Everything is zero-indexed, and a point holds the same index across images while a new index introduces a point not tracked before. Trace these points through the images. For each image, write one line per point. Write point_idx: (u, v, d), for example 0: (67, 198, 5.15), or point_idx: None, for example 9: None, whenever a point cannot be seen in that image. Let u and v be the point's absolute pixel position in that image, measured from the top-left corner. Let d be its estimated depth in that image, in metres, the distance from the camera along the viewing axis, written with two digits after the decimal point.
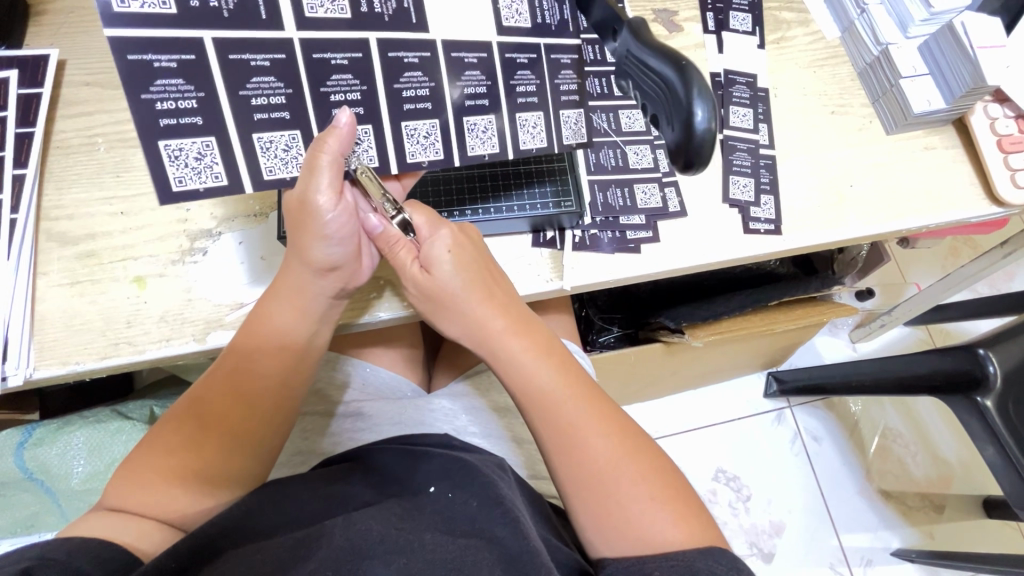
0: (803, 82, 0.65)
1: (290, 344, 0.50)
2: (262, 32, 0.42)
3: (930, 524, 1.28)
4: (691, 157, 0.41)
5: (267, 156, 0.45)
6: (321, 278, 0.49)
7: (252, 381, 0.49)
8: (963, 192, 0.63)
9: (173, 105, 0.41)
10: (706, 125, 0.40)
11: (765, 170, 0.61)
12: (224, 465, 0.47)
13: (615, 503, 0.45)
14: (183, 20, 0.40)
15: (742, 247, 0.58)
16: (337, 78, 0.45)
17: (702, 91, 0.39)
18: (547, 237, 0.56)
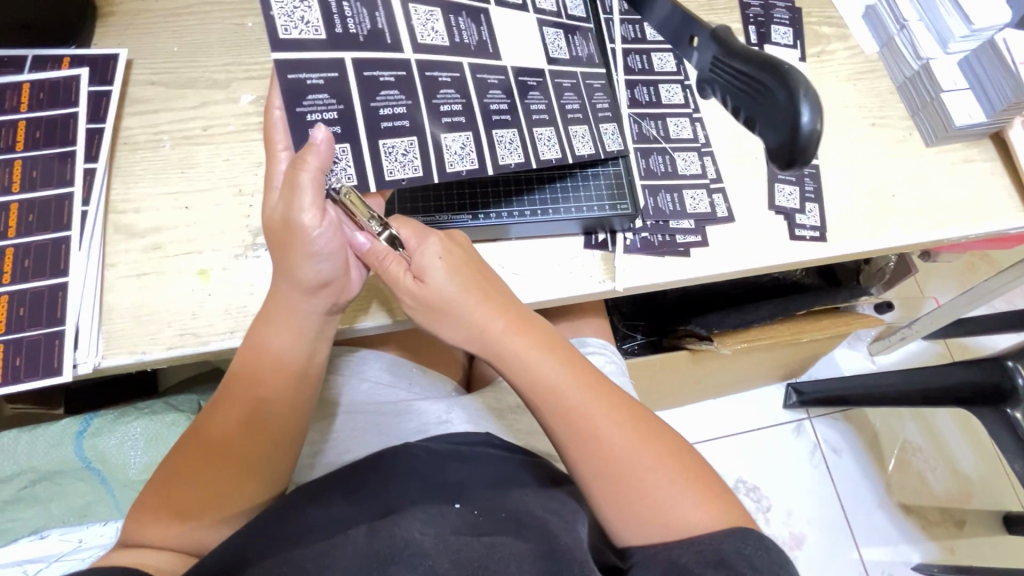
0: (843, 95, 0.67)
1: (289, 367, 0.49)
2: (389, 50, 0.47)
3: (950, 539, 1.28)
4: (795, 155, 0.38)
5: (389, 159, 0.46)
6: (314, 300, 0.48)
7: (250, 399, 0.49)
8: (1002, 203, 0.64)
9: (320, 117, 0.43)
10: (813, 124, 0.37)
11: (810, 178, 0.62)
12: (229, 484, 0.49)
13: (639, 492, 0.47)
14: (332, 43, 0.44)
15: (788, 254, 0.59)
16: (444, 93, 0.49)
17: (809, 91, 0.37)
18: (598, 239, 0.57)
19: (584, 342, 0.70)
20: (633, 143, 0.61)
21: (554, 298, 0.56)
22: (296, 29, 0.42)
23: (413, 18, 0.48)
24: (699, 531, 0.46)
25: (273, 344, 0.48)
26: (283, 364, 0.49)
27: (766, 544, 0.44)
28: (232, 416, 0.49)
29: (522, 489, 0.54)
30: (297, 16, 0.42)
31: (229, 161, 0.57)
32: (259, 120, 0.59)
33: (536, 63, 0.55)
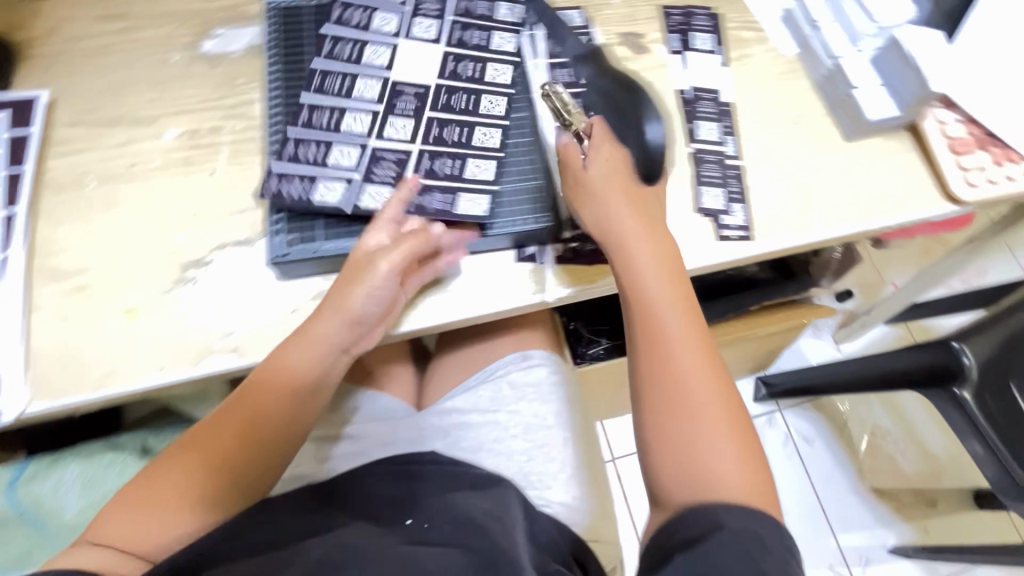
0: (764, 97, 0.69)
1: (301, 391, 0.52)
2: (379, 159, 0.56)
3: (925, 519, 1.29)
4: (647, 159, 0.56)
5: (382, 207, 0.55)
6: (340, 331, 0.52)
7: (258, 415, 0.50)
8: (922, 191, 0.66)
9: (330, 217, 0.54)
10: (660, 139, 0.57)
11: (734, 179, 0.64)
12: (218, 491, 0.48)
13: (693, 433, 0.46)
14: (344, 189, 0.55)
15: (716, 255, 0.61)
16: (388, 128, 0.57)
17: (655, 116, 0.58)
18: (528, 253, 0.59)
19: (527, 354, 0.71)
20: (559, 156, 0.62)
21: (487, 313, 0.57)
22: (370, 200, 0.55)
23: (359, 119, 0.57)
24: (735, 498, 0.44)
25: (287, 363, 0.51)
26: (297, 382, 0.51)
27: (783, 541, 0.42)
28: (243, 428, 0.50)
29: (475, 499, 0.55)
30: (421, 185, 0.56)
31: (155, 198, 0.57)
32: (186, 155, 0.59)
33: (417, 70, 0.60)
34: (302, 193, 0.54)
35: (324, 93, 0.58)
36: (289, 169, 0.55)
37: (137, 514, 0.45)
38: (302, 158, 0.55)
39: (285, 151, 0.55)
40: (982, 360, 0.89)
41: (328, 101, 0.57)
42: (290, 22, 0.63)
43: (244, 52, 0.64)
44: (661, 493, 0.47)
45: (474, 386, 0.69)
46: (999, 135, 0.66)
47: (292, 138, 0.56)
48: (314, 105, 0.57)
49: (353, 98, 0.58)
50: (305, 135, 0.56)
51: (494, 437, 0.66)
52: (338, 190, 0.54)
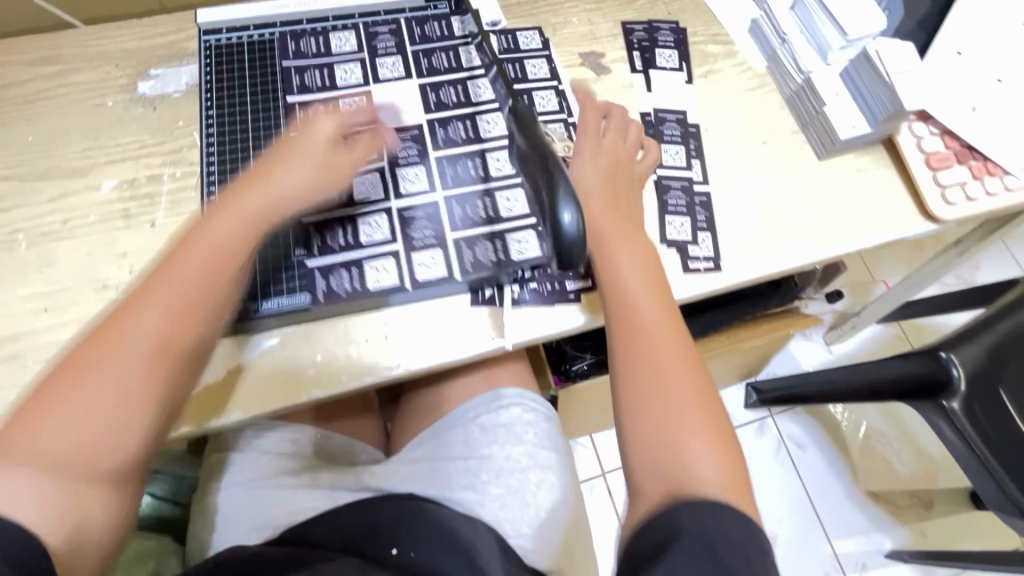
0: (732, 115, 0.66)
1: (225, 269, 0.44)
2: (415, 219, 0.56)
3: (921, 521, 1.28)
4: (561, 249, 0.43)
5: (427, 265, 0.54)
6: (291, 181, 0.48)
7: (170, 297, 0.42)
8: (899, 210, 0.63)
9: (373, 279, 0.54)
10: (578, 226, 0.42)
11: (701, 207, 0.61)
12: (150, 406, 0.40)
13: (675, 420, 0.46)
14: (396, 263, 0.54)
15: (683, 290, 0.58)
16: (405, 172, 0.57)
17: (569, 194, 0.42)
18: (486, 295, 0.56)
19: (498, 394, 0.69)
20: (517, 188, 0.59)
21: (443, 361, 0.54)
22: (427, 271, 0.54)
23: (371, 180, 0.56)
24: (715, 485, 0.42)
25: (207, 246, 0.44)
26: (219, 266, 0.44)
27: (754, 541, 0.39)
28: (156, 321, 0.41)
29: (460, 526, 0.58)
30: (471, 258, 0.55)
31: (90, 256, 0.54)
32: (124, 207, 0.56)
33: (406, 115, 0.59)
34: (351, 280, 0.53)
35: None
36: (323, 264, 0.53)
37: (47, 460, 0.36)
38: (331, 247, 0.54)
39: (309, 246, 0.54)
40: (970, 369, 0.87)
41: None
42: (229, 62, 0.60)
43: (184, 92, 0.61)
44: (638, 486, 0.45)
45: (445, 432, 0.68)
46: (978, 148, 0.63)
47: (308, 229, 0.54)
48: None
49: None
50: (322, 220, 0.54)
51: (467, 485, 0.63)
52: (389, 266, 0.54)
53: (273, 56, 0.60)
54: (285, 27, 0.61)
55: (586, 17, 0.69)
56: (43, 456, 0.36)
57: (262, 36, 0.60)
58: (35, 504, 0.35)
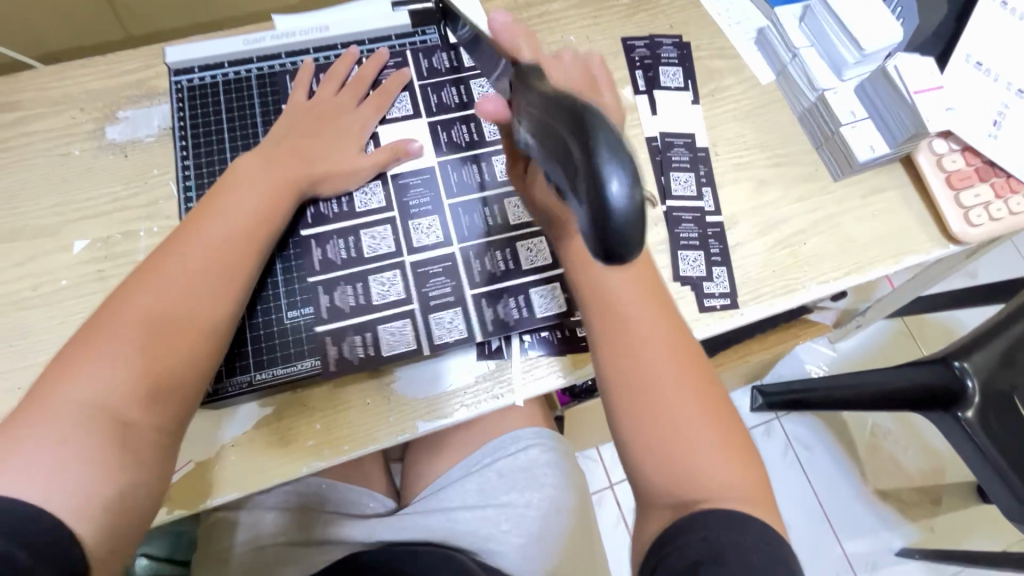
0: (742, 136, 0.62)
1: (236, 255, 0.46)
2: (428, 275, 0.53)
3: (930, 517, 1.27)
4: (611, 237, 0.30)
5: (438, 329, 0.52)
6: (331, 163, 0.52)
7: (185, 279, 0.43)
8: (918, 233, 0.60)
9: (387, 343, 0.51)
10: (631, 197, 0.29)
11: (715, 239, 0.58)
12: (165, 374, 0.41)
13: (685, 441, 0.44)
14: (411, 326, 0.51)
15: (700, 330, 0.55)
16: (417, 226, 0.54)
17: (616, 151, 0.29)
18: (492, 346, 0.53)
19: (516, 436, 0.66)
20: (519, 224, 0.55)
21: (449, 423, 0.51)
22: (446, 333, 0.52)
23: (383, 233, 0.53)
24: (735, 502, 0.42)
25: (214, 231, 0.46)
26: (229, 248, 0.46)
27: (767, 538, 0.39)
28: (167, 302, 0.42)
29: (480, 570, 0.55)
30: (493, 318, 0.52)
31: (65, 325, 0.50)
32: (98, 268, 0.52)
33: (420, 162, 0.56)
34: (365, 344, 0.51)
35: (322, 219, 0.53)
36: (334, 327, 0.51)
37: (64, 434, 0.36)
38: (341, 308, 0.51)
39: (319, 308, 0.51)
40: (984, 380, 0.84)
41: (331, 227, 0.53)
42: (204, 103, 0.55)
43: (156, 136, 0.57)
44: (653, 499, 0.44)
45: (460, 479, 0.65)
46: (1000, 164, 0.59)
47: (318, 288, 0.51)
48: (317, 237, 0.53)
49: (358, 214, 0.54)
50: (331, 279, 0.52)
51: (484, 539, 0.60)
52: (404, 330, 0.51)
53: (254, 100, 0.55)
54: (262, 65, 0.56)
55: (583, 34, 0.65)
56: (61, 433, 0.36)
57: (238, 73, 0.56)
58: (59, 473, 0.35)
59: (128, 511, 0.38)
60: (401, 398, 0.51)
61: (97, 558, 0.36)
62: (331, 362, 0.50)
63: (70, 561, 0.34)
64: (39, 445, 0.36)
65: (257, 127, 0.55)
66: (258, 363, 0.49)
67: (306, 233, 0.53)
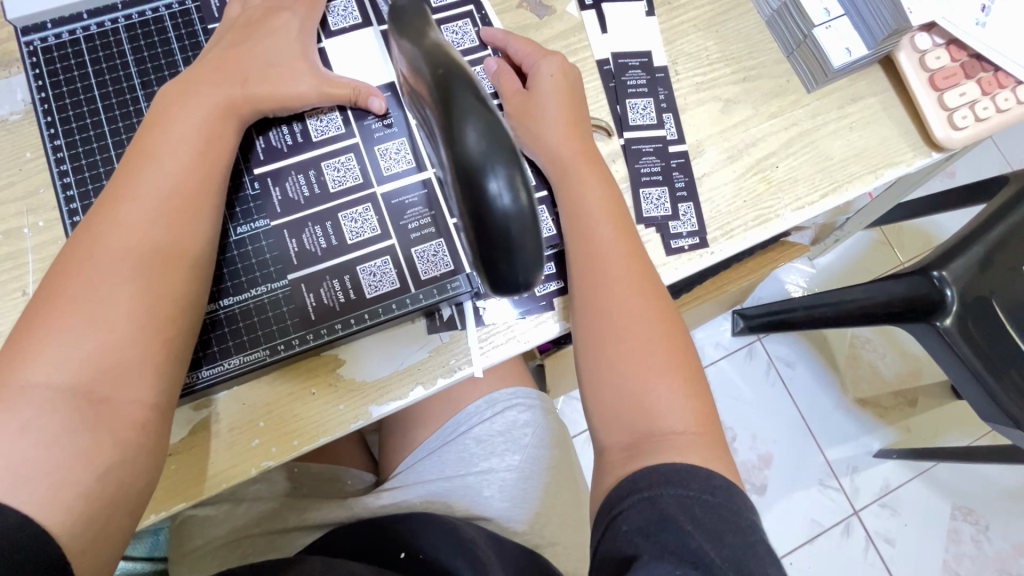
0: (705, 49, 0.55)
1: (183, 212, 0.38)
2: (404, 207, 0.46)
3: (907, 418, 1.29)
4: (495, 255, 0.30)
5: (424, 262, 0.45)
6: (265, 70, 0.43)
7: (126, 246, 0.36)
8: (898, 144, 0.55)
9: (373, 283, 0.45)
10: (512, 203, 0.28)
11: (679, 171, 0.52)
12: (124, 344, 0.35)
13: (641, 370, 0.41)
14: (394, 264, 0.45)
15: (668, 275, 0.51)
16: (385, 150, 0.46)
17: (485, 144, 0.27)
18: (443, 317, 0.47)
19: (492, 400, 0.62)
20: None
21: (405, 404, 0.46)
22: (433, 266, 0.45)
23: (348, 163, 0.46)
24: (684, 437, 0.39)
25: (153, 183, 0.38)
26: (172, 198, 0.38)
27: (711, 484, 0.36)
28: (115, 277, 0.35)
29: (463, 526, 0.54)
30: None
31: None
32: None
33: (380, 75, 0.47)
34: (345, 290, 0.44)
35: (276, 154, 0.45)
36: (307, 274, 0.44)
37: (29, 425, 0.32)
38: (312, 253, 0.44)
39: (286, 253, 0.44)
40: (964, 288, 0.80)
41: (288, 161, 0.45)
42: (66, 68, 0.46)
43: (22, 112, 0.48)
44: (603, 446, 0.42)
45: (438, 449, 0.62)
46: (988, 56, 0.54)
47: (281, 232, 0.44)
48: (273, 175, 0.45)
49: (314, 144, 0.45)
50: (296, 221, 0.44)
51: (470, 501, 0.58)
52: (387, 268, 0.45)
53: (127, 57, 0.46)
54: (130, 12, 0.47)
55: None
56: (24, 426, 0.32)
57: (101, 25, 0.46)
58: (23, 461, 0.31)
59: (110, 498, 0.34)
60: (349, 382, 0.46)
61: (81, 550, 0.32)
62: (310, 313, 0.44)
63: (38, 558, 0.30)
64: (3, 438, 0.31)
65: (135, 90, 0.46)
66: (222, 326, 0.43)
67: (260, 171, 0.44)
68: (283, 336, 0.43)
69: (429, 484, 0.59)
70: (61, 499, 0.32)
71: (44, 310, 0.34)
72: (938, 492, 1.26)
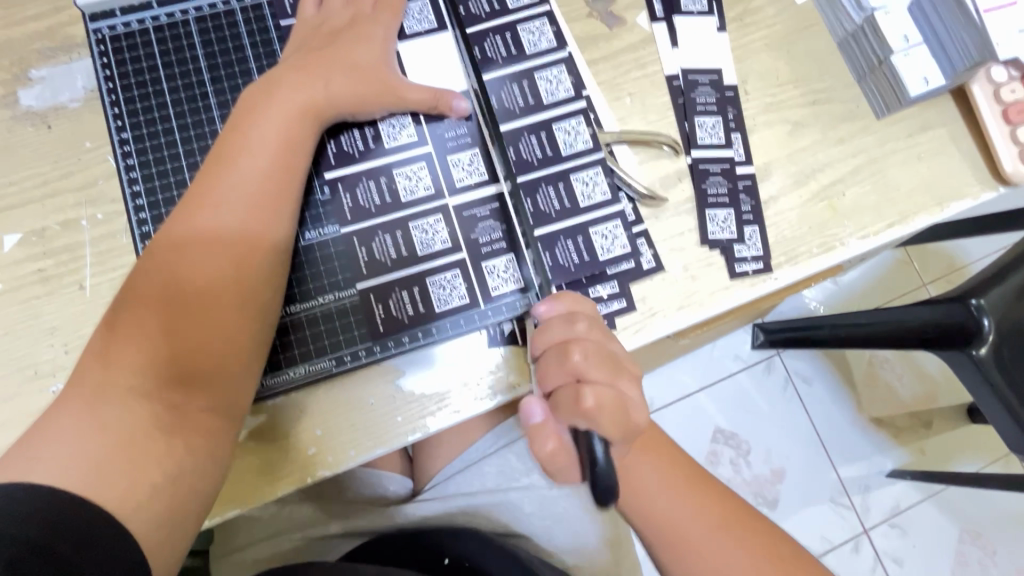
0: (775, 69, 0.54)
1: (259, 214, 0.39)
2: (474, 220, 0.45)
3: (920, 440, 1.29)
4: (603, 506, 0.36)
5: (493, 277, 0.45)
6: (348, 71, 0.42)
7: (208, 243, 0.37)
8: (965, 176, 0.54)
9: (441, 295, 0.44)
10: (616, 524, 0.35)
11: (746, 194, 0.51)
12: (201, 342, 0.36)
13: (694, 536, 0.43)
14: (463, 278, 0.44)
15: (731, 300, 0.50)
16: (456, 160, 0.45)
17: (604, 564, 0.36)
18: (504, 331, 0.45)
19: None
20: (538, 167, 0.47)
21: (462, 418, 0.45)
22: (501, 283, 0.45)
23: (418, 171, 0.45)
24: None
25: (232, 189, 0.38)
26: (253, 196, 0.39)
27: None
28: (196, 276, 0.37)
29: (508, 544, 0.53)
30: (550, 263, 0.47)
31: (12, 335, 0.43)
32: (39, 266, 0.44)
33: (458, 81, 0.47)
34: (413, 302, 0.44)
35: (346, 159, 0.44)
36: (376, 284, 0.43)
37: (111, 417, 0.34)
38: (381, 262, 0.44)
39: (355, 262, 0.43)
40: (999, 317, 0.78)
41: (358, 167, 0.44)
42: (134, 57, 0.46)
43: (83, 100, 0.46)
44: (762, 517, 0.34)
45: (477, 462, 0.59)
46: None
47: (351, 240, 0.44)
48: (343, 181, 0.44)
49: (386, 151, 0.45)
50: (366, 229, 0.44)
51: (510, 517, 0.58)
52: (455, 282, 0.44)
53: (196, 48, 0.46)
54: (201, 3, 0.47)
55: None
56: (105, 423, 0.33)
57: (170, 15, 0.46)
58: (103, 456, 0.33)
59: (184, 496, 0.35)
60: (406, 394, 0.45)
61: (154, 545, 0.33)
62: (377, 324, 0.43)
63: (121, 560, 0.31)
64: (91, 428, 0.33)
65: (204, 85, 0.46)
66: (288, 333, 0.43)
67: (330, 176, 0.44)
68: (349, 347, 0.43)
69: (469, 497, 0.58)
70: (138, 498, 0.33)
71: (135, 301, 0.36)
72: (948, 516, 1.26)
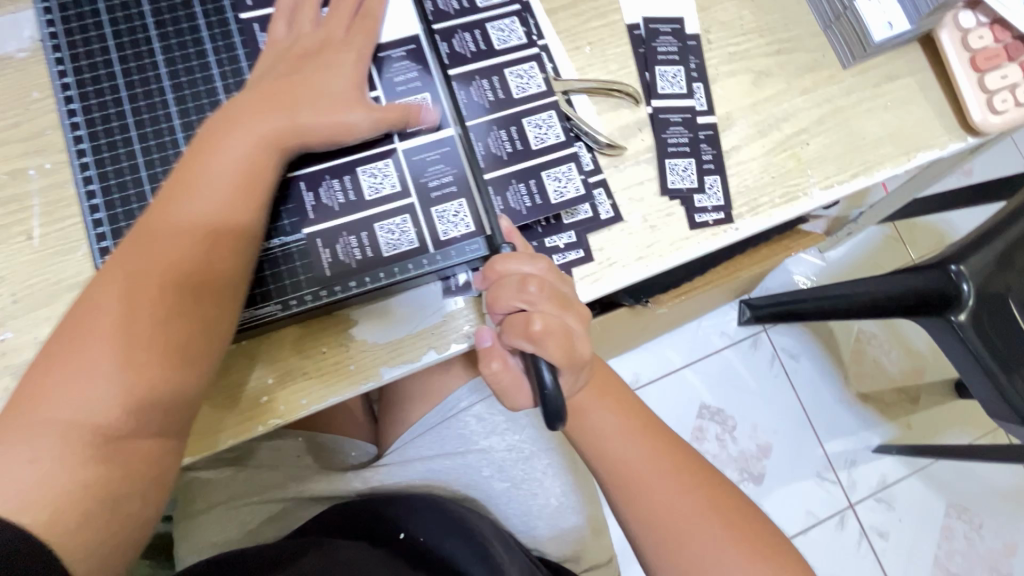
0: (739, 18, 0.53)
1: (236, 198, 0.39)
2: (424, 164, 0.44)
3: (907, 415, 1.29)
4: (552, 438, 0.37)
5: (443, 221, 0.44)
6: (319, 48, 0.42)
7: (183, 229, 0.37)
8: (933, 126, 0.53)
9: (390, 240, 0.43)
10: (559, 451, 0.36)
11: (707, 143, 0.50)
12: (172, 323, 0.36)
13: (656, 483, 0.43)
14: (413, 223, 0.44)
15: (691, 251, 0.49)
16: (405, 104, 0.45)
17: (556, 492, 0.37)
18: (459, 281, 0.46)
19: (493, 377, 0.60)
20: (490, 113, 0.47)
21: (419, 367, 0.45)
22: (452, 227, 0.44)
23: None
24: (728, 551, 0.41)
25: (209, 175, 0.38)
26: (228, 180, 0.39)
27: None
28: (169, 261, 0.37)
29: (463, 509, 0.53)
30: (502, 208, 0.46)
31: None
32: None
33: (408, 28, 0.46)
34: (362, 246, 0.43)
35: None
36: (324, 228, 0.43)
37: (75, 403, 0.33)
38: (329, 207, 0.43)
39: (303, 207, 0.43)
40: (982, 283, 0.77)
41: None
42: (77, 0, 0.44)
43: (30, 49, 0.46)
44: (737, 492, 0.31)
45: (438, 425, 0.59)
46: None
47: (299, 185, 0.43)
48: None
49: None
50: (314, 173, 0.43)
51: (470, 481, 0.58)
52: (405, 227, 0.44)
53: None
54: None
55: None
56: (68, 406, 0.33)
57: None
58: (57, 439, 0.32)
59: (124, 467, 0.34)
60: (360, 343, 0.45)
61: (99, 518, 0.33)
62: (325, 268, 0.42)
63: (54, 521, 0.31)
64: (52, 412, 0.33)
65: (147, 29, 0.44)
66: None
67: None
68: (295, 291, 0.42)
69: (429, 461, 0.58)
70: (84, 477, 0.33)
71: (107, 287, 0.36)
72: (935, 490, 1.26)
